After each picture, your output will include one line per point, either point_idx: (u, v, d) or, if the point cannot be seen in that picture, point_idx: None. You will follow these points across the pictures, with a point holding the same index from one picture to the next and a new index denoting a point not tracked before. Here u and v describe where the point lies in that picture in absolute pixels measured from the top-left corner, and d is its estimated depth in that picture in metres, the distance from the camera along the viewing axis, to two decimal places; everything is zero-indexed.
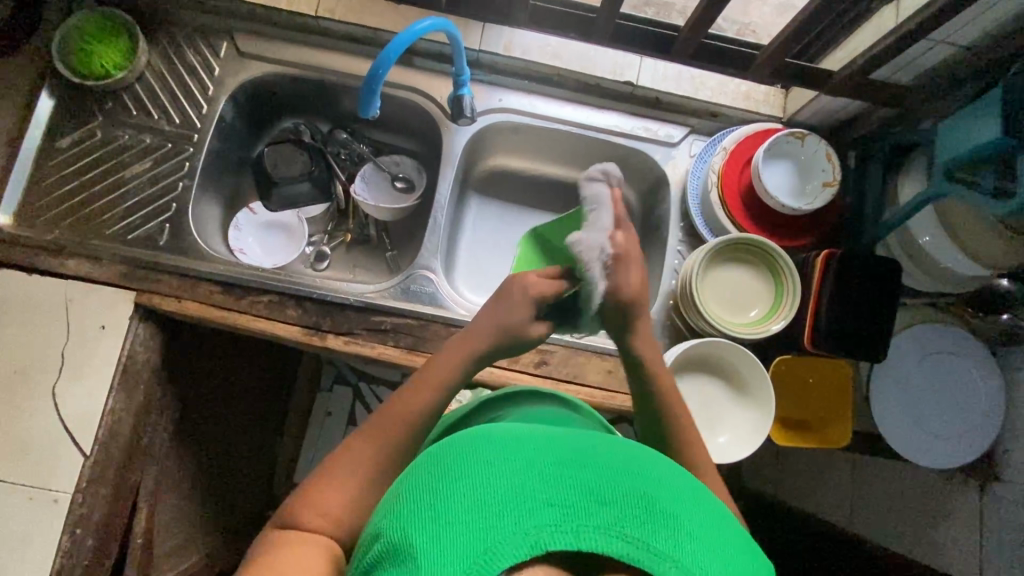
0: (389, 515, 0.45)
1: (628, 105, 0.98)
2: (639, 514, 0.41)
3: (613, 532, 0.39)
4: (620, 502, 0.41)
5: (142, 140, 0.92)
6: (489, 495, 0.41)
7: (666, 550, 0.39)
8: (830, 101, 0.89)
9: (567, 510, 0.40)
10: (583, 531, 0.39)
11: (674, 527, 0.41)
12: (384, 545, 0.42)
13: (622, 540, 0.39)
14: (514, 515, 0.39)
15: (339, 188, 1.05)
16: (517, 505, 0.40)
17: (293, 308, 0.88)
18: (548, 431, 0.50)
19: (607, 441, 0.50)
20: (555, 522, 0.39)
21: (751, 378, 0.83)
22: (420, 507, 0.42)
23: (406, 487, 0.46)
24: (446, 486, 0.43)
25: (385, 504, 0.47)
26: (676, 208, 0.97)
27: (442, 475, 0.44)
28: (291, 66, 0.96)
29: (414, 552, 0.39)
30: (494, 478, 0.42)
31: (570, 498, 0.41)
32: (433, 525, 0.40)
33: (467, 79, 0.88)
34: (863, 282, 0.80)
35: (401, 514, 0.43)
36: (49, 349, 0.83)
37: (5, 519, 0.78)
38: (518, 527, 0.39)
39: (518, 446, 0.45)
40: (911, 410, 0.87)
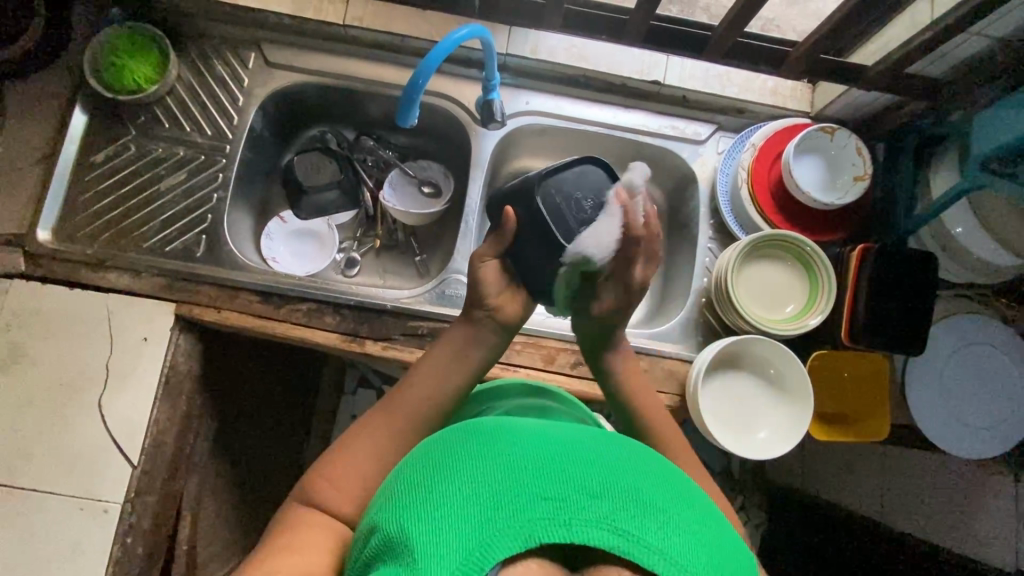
0: (385, 511, 0.46)
1: (655, 104, 0.98)
2: (631, 507, 0.41)
3: (604, 525, 0.40)
4: (612, 495, 0.42)
5: (176, 153, 0.93)
6: (481, 489, 0.42)
7: (655, 542, 0.39)
8: (860, 95, 0.88)
9: (560, 504, 0.41)
10: (576, 525, 0.40)
11: (663, 519, 0.41)
12: (380, 539, 0.44)
13: (613, 533, 0.39)
14: (506, 510, 0.41)
15: (368, 194, 1.05)
16: (509, 498, 0.41)
17: (330, 315, 0.89)
18: (542, 425, 0.51)
19: (599, 435, 0.50)
20: (547, 515, 0.40)
21: (789, 375, 0.83)
22: (415, 502, 0.44)
23: (402, 485, 0.47)
24: (441, 482, 0.44)
25: (382, 500, 0.48)
26: (705, 205, 0.97)
27: (436, 472, 0.45)
28: (320, 75, 0.97)
29: (408, 546, 0.41)
30: (486, 474, 0.43)
31: (562, 492, 0.41)
32: (428, 518, 0.42)
33: (497, 83, 0.88)
34: (898, 277, 0.80)
35: (397, 510, 0.44)
36: (95, 362, 0.84)
37: (58, 530, 0.80)
38: (512, 522, 0.40)
39: (511, 442, 0.46)
40: (946, 402, 0.87)
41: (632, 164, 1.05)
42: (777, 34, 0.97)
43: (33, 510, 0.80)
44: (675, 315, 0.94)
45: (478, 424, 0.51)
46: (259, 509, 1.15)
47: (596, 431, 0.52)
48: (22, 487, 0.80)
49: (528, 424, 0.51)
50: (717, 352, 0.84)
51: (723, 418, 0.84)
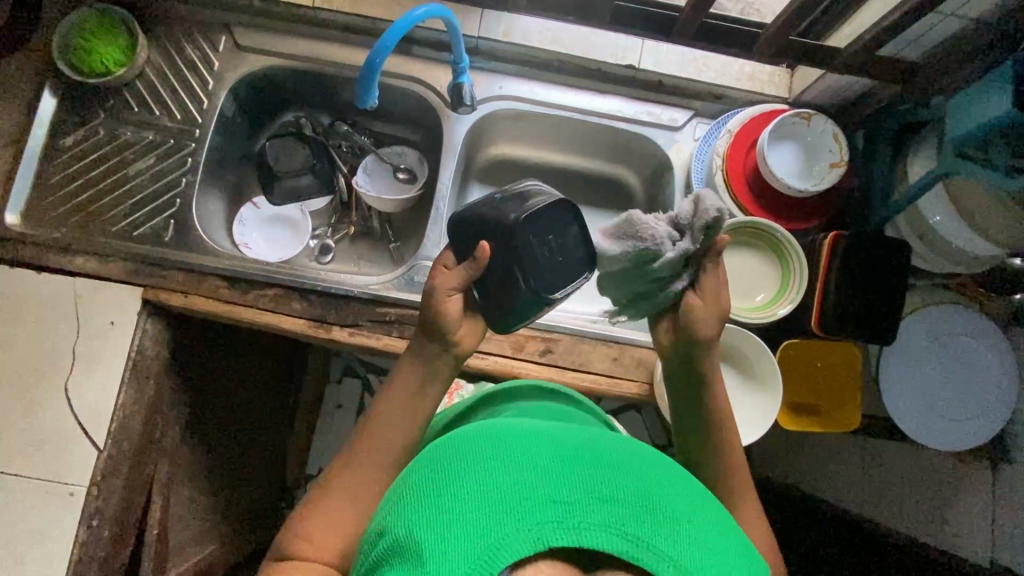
0: (395, 513, 0.46)
1: (630, 89, 0.96)
2: (641, 512, 0.41)
3: (613, 530, 0.40)
4: (623, 500, 0.42)
5: (145, 137, 0.93)
6: (494, 489, 0.42)
7: (666, 550, 0.40)
8: (837, 79, 0.86)
9: (570, 508, 0.41)
10: (586, 529, 0.40)
11: (674, 527, 0.41)
12: (390, 543, 0.44)
13: (623, 538, 0.40)
14: (518, 511, 0.40)
15: (342, 180, 1.05)
16: (519, 501, 0.41)
17: (297, 301, 0.88)
18: (547, 426, 0.51)
19: (612, 439, 0.50)
20: (556, 519, 0.40)
21: (757, 362, 0.82)
22: (425, 503, 0.44)
23: (410, 487, 0.47)
24: (451, 481, 0.44)
25: (392, 502, 0.48)
26: (679, 192, 0.96)
27: (446, 470, 0.45)
28: (289, 59, 0.96)
29: (420, 548, 0.41)
30: (497, 474, 0.43)
31: (572, 495, 0.41)
32: (439, 519, 0.42)
33: (466, 66, 0.87)
34: (870, 265, 0.79)
35: (407, 512, 0.44)
36: (61, 345, 0.84)
37: (24, 513, 0.80)
38: (523, 526, 0.40)
39: (523, 442, 0.46)
40: (921, 393, 0.86)
41: (609, 151, 1.03)
42: (756, 18, 0.94)
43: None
44: None
45: (485, 426, 0.51)
46: (236, 495, 1.15)
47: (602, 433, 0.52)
48: None
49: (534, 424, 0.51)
50: None
51: None
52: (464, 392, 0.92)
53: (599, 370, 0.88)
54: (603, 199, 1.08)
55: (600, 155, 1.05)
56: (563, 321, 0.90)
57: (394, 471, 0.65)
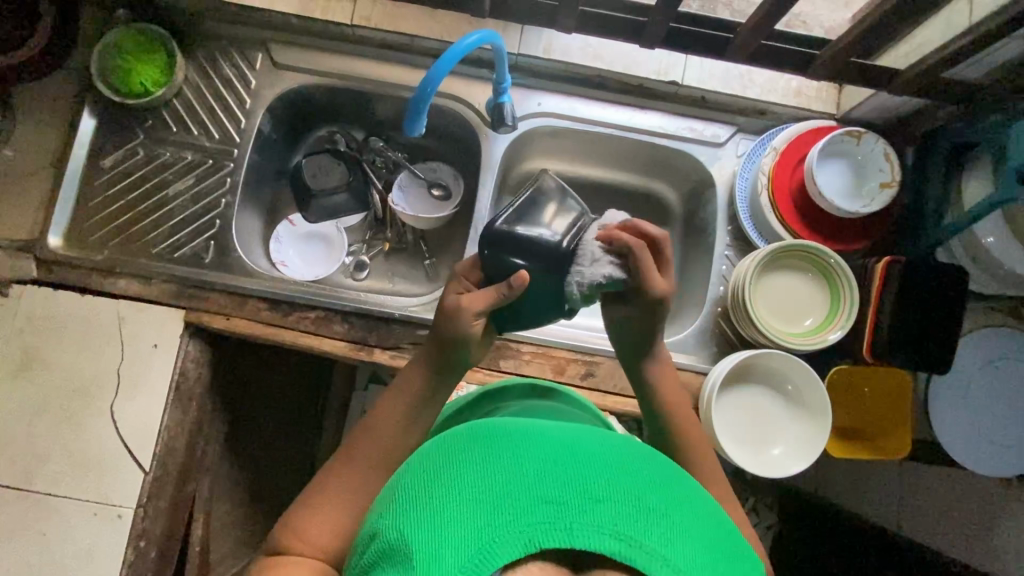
0: (388, 516, 0.45)
1: (673, 105, 0.94)
2: (635, 512, 0.40)
3: (605, 529, 0.39)
4: (616, 499, 0.41)
5: (183, 157, 0.92)
6: (487, 491, 0.41)
7: (659, 549, 0.38)
8: (890, 98, 0.84)
9: (561, 508, 0.40)
10: (576, 530, 0.39)
11: (668, 525, 0.40)
12: (382, 546, 0.43)
13: (614, 538, 0.38)
14: (508, 513, 0.39)
15: (377, 197, 1.04)
16: (510, 502, 0.40)
17: (339, 324, 0.88)
18: (546, 427, 0.50)
19: (605, 440, 0.50)
20: (546, 520, 0.39)
21: (806, 391, 0.81)
22: (418, 506, 0.43)
23: (403, 491, 0.46)
24: (445, 485, 0.43)
25: (386, 506, 0.48)
26: (722, 211, 0.94)
27: (439, 474, 0.45)
28: (327, 77, 0.95)
29: (409, 551, 0.40)
30: (490, 477, 0.42)
31: (563, 496, 0.40)
32: (431, 522, 0.41)
33: (508, 86, 0.85)
34: (927, 294, 0.77)
35: (399, 515, 0.44)
36: (106, 368, 0.84)
37: (73, 534, 0.81)
38: (512, 527, 0.39)
39: (518, 443, 0.46)
40: (970, 418, 0.84)
41: (647, 166, 1.02)
42: (803, 31, 0.92)
43: (47, 514, 0.81)
44: (689, 324, 0.91)
45: (483, 428, 0.50)
46: (270, 508, 1.16)
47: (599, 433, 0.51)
48: (38, 491, 0.82)
49: (530, 425, 0.50)
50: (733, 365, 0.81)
51: (737, 434, 0.82)
52: None
53: None
54: (641, 214, 1.06)
55: (638, 170, 1.03)
56: (604, 344, 0.89)
57: None
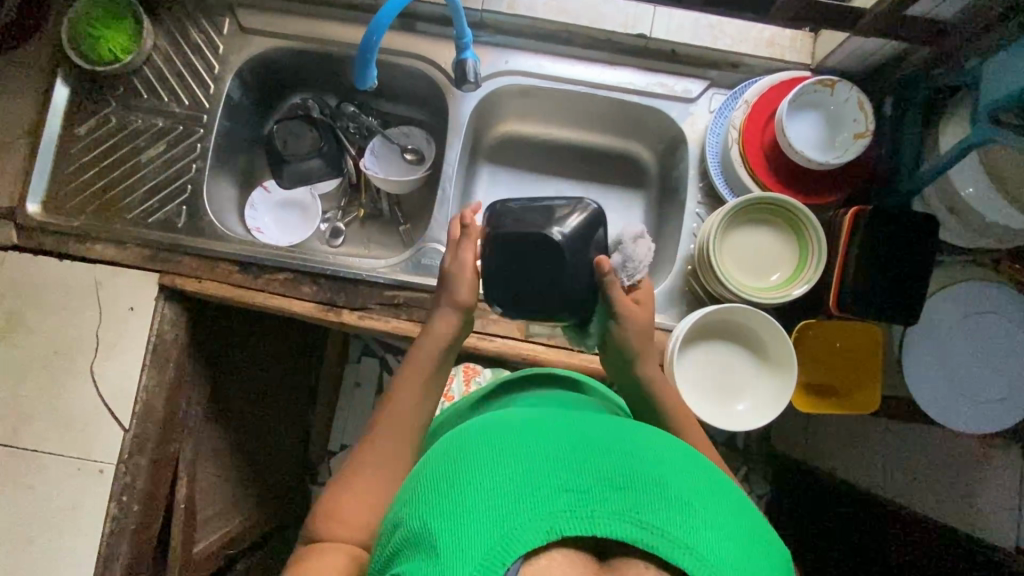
0: (411, 505, 0.48)
1: (642, 60, 0.92)
2: (655, 498, 0.43)
3: (628, 517, 0.42)
4: (635, 488, 0.44)
5: (154, 124, 0.93)
6: (510, 481, 0.44)
7: (681, 536, 0.41)
8: (863, 42, 0.81)
9: (584, 498, 0.43)
10: (599, 517, 0.42)
11: (690, 514, 0.43)
12: (405, 536, 0.46)
13: (637, 526, 0.41)
14: (530, 503, 0.42)
15: (350, 163, 1.05)
16: (534, 492, 0.43)
17: (308, 285, 0.89)
18: (560, 420, 0.54)
19: (626, 432, 0.53)
20: (570, 509, 0.42)
21: (772, 343, 0.80)
22: (441, 495, 0.46)
23: (425, 481, 0.49)
24: (466, 473, 0.46)
25: (408, 497, 0.50)
26: (693, 168, 0.92)
27: (460, 464, 0.48)
28: (293, 40, 0.95)
29: (435, 538, 0.43)
30: (513, 468, 0.45)
31: (585, 486, 0.44)
32: (454, 512, 0.43)
33: (469, 41, 0.84)
34: (896, 243, 0.75)
35: (422, 505, 0.46)
36: (85, 330, 0.87)
37: (58, 488, 0.85)
38: (536, 517, 0.42)
39: (537, 437, 0.49)
40: (945, 373, 0.83)
41: (619, 125, 1.00)
42: None
43: (34, 470, 0.85)
44: (660, 284, 0.90)
45: (500, 421, 0.53)
46: (259, 472, 1.19)
47: (615, 425, 0.55)
48: (26, 448, 0.85)
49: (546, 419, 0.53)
50: (698, 320, 0.80)
51: (703, 391, 0.82)
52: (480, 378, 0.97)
53: None
54: (616, 176, 1.05)
55: (610, 129, 1.02)
56: None
57: (399, 452, 0.66)
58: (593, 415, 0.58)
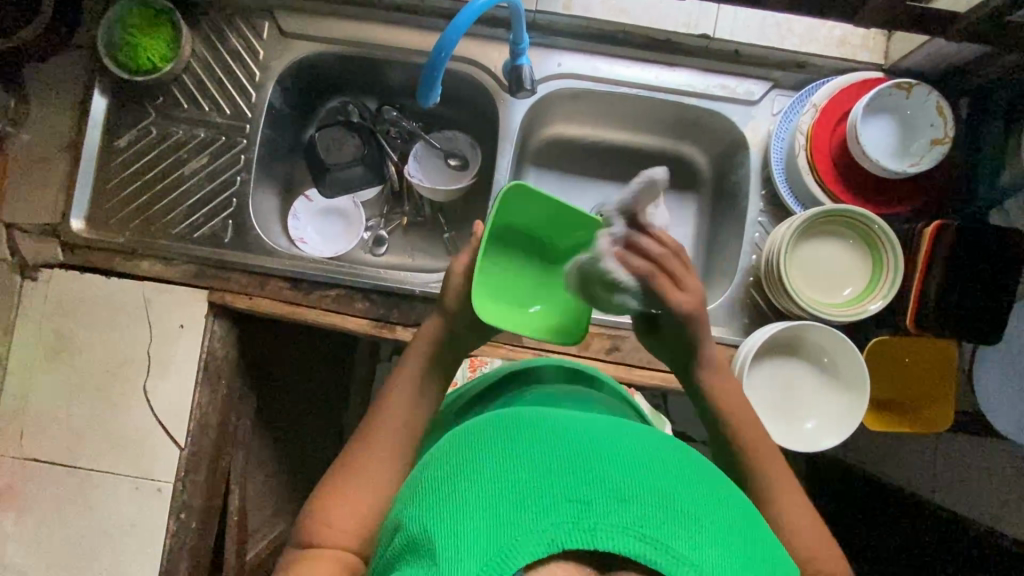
0: (411, 506, 0.46)
1: (702, 60, 0.88)
2: (661, 512, 0.40)
3: (629, 532, 0.38)
4: (640, 499, 0.40)
5: (196, 135, 0.91)
6: (509, 487, 0.41)
7: (686, 553, 0.38)
8: (946, 44, 0.76)
9: (586, 508, 0.39)
10: (600, 528, 0.38)
11: (695, 530, 0.39)
12: (403, 541, 0.43)
13: (640, 540, 0.38)
14: (529, 511, 0.39)
15: (393, 169, 1.01)
16: (533, 500, 0.40)
17: (360, 301, 0.87)
18: (570, 417, 0.50)
19: (638, 435, 0.49)
20: (570, 520, 0.39)
21: (843, 361, 0.78)
22: (438, 498, 0.43)
23: (425, 482, 0.47)
24: (466, 477, 0.43)
25: (409, 498, 0.48)
26: (755, 175, 0.88)
27: (460, 465, 0.45)
28: (337, 44, 0.91)
29: (430, 546, 0.40)
30: (514, 472, 0.42)
31: (588, 495, 0.40)
32: (449, 515, 0.41)
33: (526, 47, 0.80)
34: (980, 259, 0.72)
35: (420, 508, 0.44)
36: (137, 349, 0.86)
37: (117, 506, 0.85)
38: (534, 527, 0.38)
39: (545, 438, 0.45)
40: (1019, 389, 0.80)
41: (674, 127, 0.96)
42: None
43: (92, 488, 0.85)
44: (720, 295, 0.88)
45: (508, 417, 0.50)
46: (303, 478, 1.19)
47: (623, 426, 0.51)
48: (82, 467, 0.85)
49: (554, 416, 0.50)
50: (766, 338, 0.78)
51: (771, 409, 0.80)
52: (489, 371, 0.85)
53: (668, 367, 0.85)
54: (668, 179, 1.01)
55: (664, 132, 0.98)
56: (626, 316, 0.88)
57: None
58: (604, 415, 0.54)
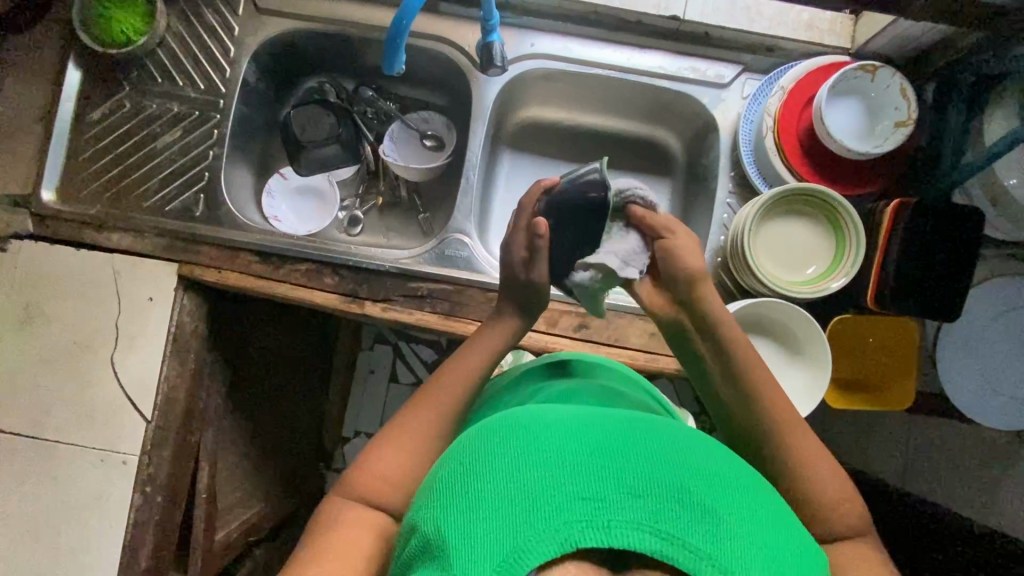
0: (423, 504, 0.45)
1: (674, 43, 0.89)
2: (676, 505, 0.40)
3: (644, 527, 0.39)
4: (654, 494, 0.40)
5: (169, 109, 0.91)
6: (522, 486, 0.41)
7: (704, 547, 0.38)
8: (908, 26, 0.78)
9: (600, 505, 0.39)
10: (614, 526, 0.39)
11: (712, 521, 0.39)
12: (419, 541, 0.44)
13: (655, 536, 0.38)
14: (543, 511, 0.39)
15: (368, 149, 1.02)
16: (545, 499, 0.40)
17: (330, 276, 0.87)
18: (579, 407, 0.49)
19: (652, 421, 0.48)
20: (585, 518, 0.39)
21: (806, 338, 0.78)
22: (452, 499, 0.42)
23: (436, 480, 0.46)
24: (477, 476, 0.43)
25: (421, 494, 0.47)
26: (725, 157, 0.89)
27: (469, 463, 0.44)
28: (311, 21, 0.92)
29: (448, 549, 0.40)
30: (525, 471, 0.42)
31: (601, 493, 0.40)
32: (465, 518, 0.41)
33: (496, 23, 0.81)
34: (939, 236, 0.73)
35: (433, 507, 0.44)
36: (105, 321, 0.86)
37: (82, 478, 0.85)
38: (549, 527, 0.39)
39: (554, 429, 0.44)
40: (982, 369, 0.81)
41: (648, 111, 0.97)
42: None
43: (57, 460, 0.85)
44: None
45: (515, 408, 0.49)
46: (276, 461, 1.19)
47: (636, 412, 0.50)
48: (48, 439, 0.85)
49: (561, 407, 0.49)
50: (729, 315, 0.78)
51: None
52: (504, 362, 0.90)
53: (636, 345, 0.86)
54: (642, 164, 1.02)
55: (637, 116, 0.99)
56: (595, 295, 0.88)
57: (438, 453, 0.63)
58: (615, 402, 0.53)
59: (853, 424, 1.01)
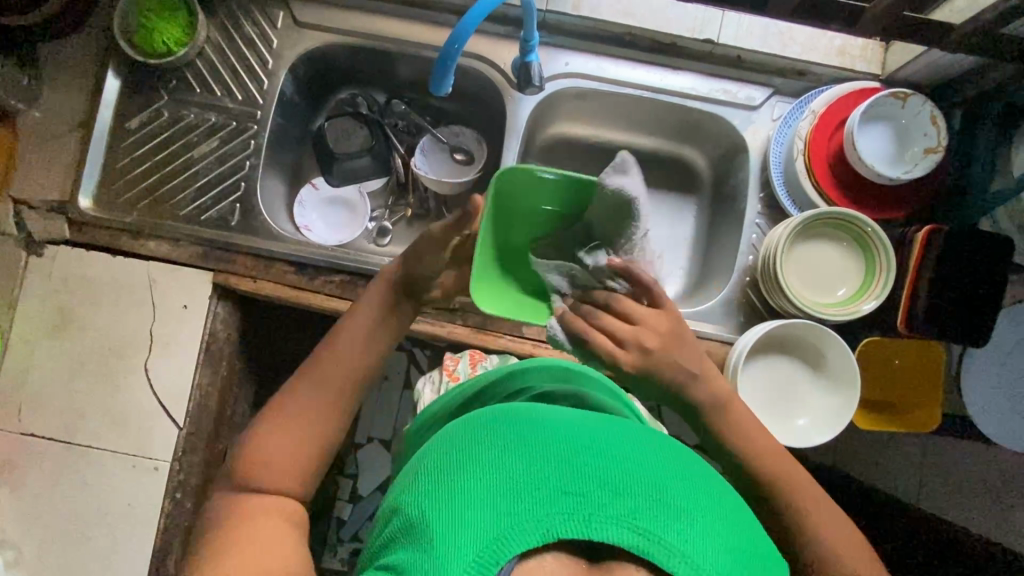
0: (407, 491, 0.46)
1: (705, 65, 0.91)
2: (655, 505, 0.40)
3: (624, 523, 0.38)
4: (635, 492, 0.40)
5: (207, 119, 0.92)
6: (508, 477, 0.41)
7: (680, 546, 0.38)
8: (940, 56, 0.79)
9: (582, 499, 0.39)
10: (595, 521, 0.38)
11: (687, 522, 0.39)
12: (399, 523, 0.44)
13: (633, 532, 0.38)
14: (526, 500, 0.39)
15: (399, 161, 1.02)
16: (529, 490, 0.40)
17: (364, 288, 0.88)
18: (569, 414, 0.50)
19: (633, 430, 0.49)
20: (567, 510, 0.39)
21: (835, 359, 0.79)
22: (438, 486, 0.43)
23: (423, 469, 0.47)
24: (466, 466, 0.43)
25: (406, 483, 0.48)
26: (754, 179, 0.91)
27: (459, 455, 0.45)
28: (348, 35, 0.93)
29: (428, 532, 0.40)
30: (512, 464, 0.42)
31: (585, 488, 0.40)
32: (447, 504, 0.41)
33: (535, 44, 0.82)
34: (967, 263, 0.75)
35: (417, 493, 0.44)
36: (139, 328, 0.86)
37: (112, 484, 0.85)
38: (530, 516, 0.39)
39: (545, 431, 0.45)
40: (1005, 393, 0.82)
41: (677, 130, 0.98)
42: None
43: (88, 466, 0.85)
44: (716, 293, 0.89)
45: (508, 409, 0.50)
46: None
47: (620, 422, 0.51)
48: (79, 444, 0.85)
49: (550, 412, 0.50)
50: (759, 335, 0.79)
51: (765, 406, 0.82)
52: (487, 363, 0.87)
53: None
54: (668, 181, 1.03)
55: (666, 135, 1.00)
56: None
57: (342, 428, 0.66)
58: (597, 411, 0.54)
59: (873, 444, 1.02)
